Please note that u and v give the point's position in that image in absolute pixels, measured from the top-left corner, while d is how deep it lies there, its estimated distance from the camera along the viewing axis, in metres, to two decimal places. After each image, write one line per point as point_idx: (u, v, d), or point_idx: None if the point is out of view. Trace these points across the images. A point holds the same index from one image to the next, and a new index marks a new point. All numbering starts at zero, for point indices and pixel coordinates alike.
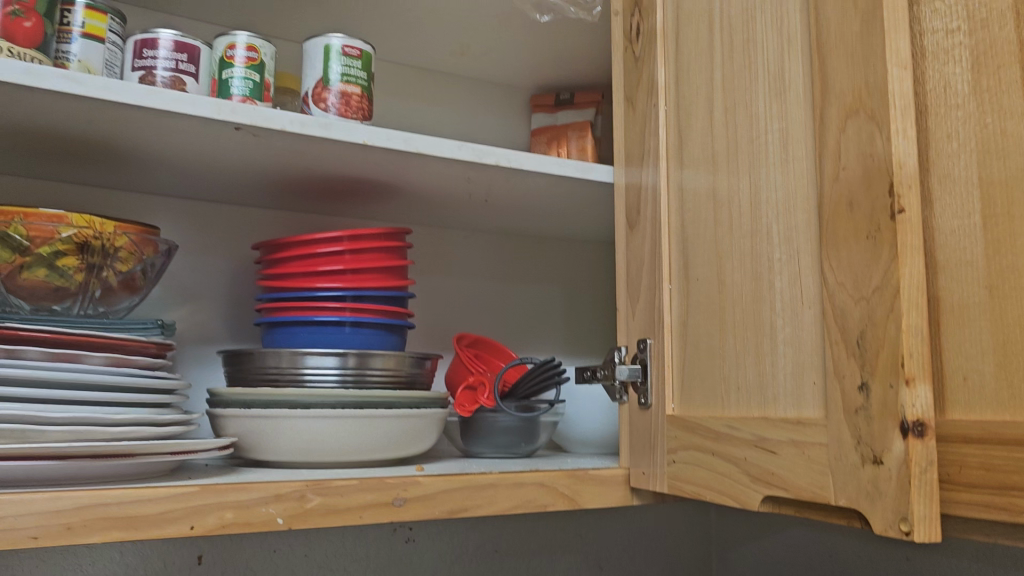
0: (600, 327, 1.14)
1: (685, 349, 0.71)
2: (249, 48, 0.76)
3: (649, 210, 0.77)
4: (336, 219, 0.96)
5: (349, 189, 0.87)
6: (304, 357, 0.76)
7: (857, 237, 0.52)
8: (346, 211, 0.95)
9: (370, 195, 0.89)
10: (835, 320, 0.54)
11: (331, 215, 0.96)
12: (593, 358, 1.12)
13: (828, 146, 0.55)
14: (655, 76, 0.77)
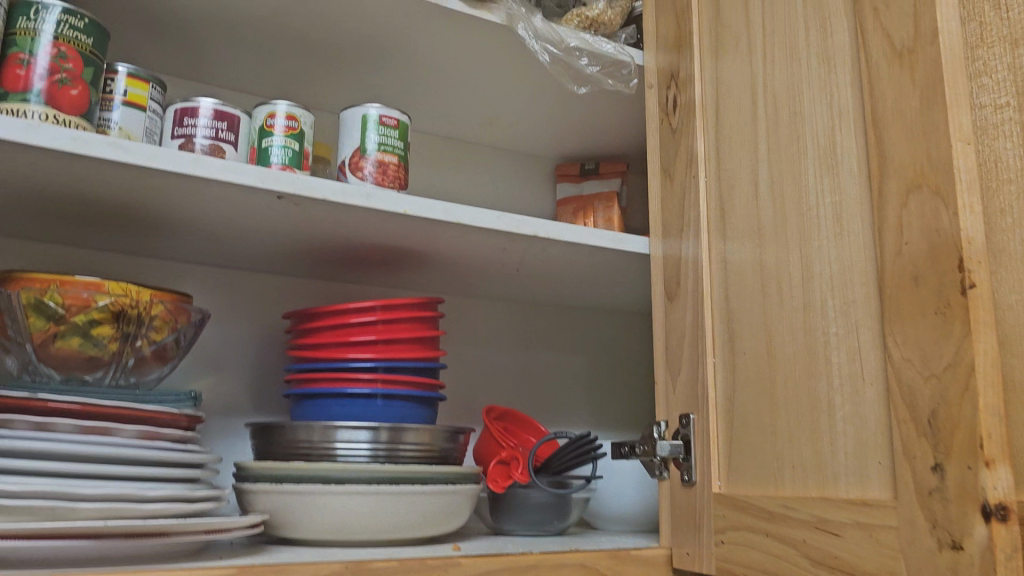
0: (627, 400, 1.11)
1: (733, 425, 0.69)
2: (289, 117, 0.76)
3: (690, 282, 0.76)
4: (364, 288, 0.95)
5: (382, 258, 0.86)
6: (336, 430, 0.74)
7: (924, 313, 0.51)
8: (375, 280, 0.94)
9: (401, 265, 0.88)
10: (901, 398, 0.52)
11: (360, 284, 0.95)
12: (620, 431, 1.10)
13: (888, 221, 0.55)
14: (694, 149, 0.77)
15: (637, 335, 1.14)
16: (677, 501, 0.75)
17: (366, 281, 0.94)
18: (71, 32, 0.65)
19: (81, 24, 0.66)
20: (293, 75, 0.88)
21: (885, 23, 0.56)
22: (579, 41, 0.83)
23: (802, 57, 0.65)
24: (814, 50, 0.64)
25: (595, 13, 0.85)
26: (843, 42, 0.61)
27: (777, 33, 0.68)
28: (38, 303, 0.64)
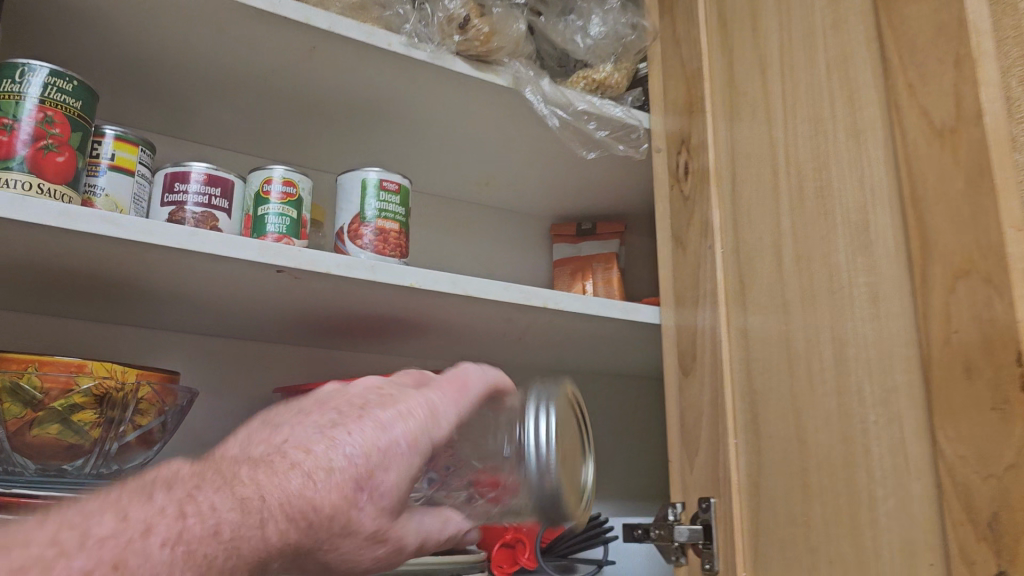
0: (625, 468, 1.08)
1: (759, 512, 0.65)
2: (286, 183, 0.73)
3: (707, 356, 0.72)
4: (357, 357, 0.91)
5: (380, 327, 0.81)
6: None
7: (978, 409, 0.48)
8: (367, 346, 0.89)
9: (398, 333, 0.84)
10: (957, 497, 0.49)
11: (354, 352, 0.91)
12: (621, 501, 1.05)
13: (933, 307, 0.52)
14: (708, 217, 0.74)
15: (638, 401, 1.10)
16: None
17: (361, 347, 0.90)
18: (59, 95, 0.61)
19: (70, 87, 0.62)
20: (287, 136, 0.85)
21: (922, 100, 0.54)
22: (588, 104, 0.80)
23: (828, 130, 0.63)
24: (841, 124, 0.62)
25: (602, 76, 0.82)
26: (874, 117, 0.59)
27: (799, 103, 0.66)
28: (13, 388, 0.59)
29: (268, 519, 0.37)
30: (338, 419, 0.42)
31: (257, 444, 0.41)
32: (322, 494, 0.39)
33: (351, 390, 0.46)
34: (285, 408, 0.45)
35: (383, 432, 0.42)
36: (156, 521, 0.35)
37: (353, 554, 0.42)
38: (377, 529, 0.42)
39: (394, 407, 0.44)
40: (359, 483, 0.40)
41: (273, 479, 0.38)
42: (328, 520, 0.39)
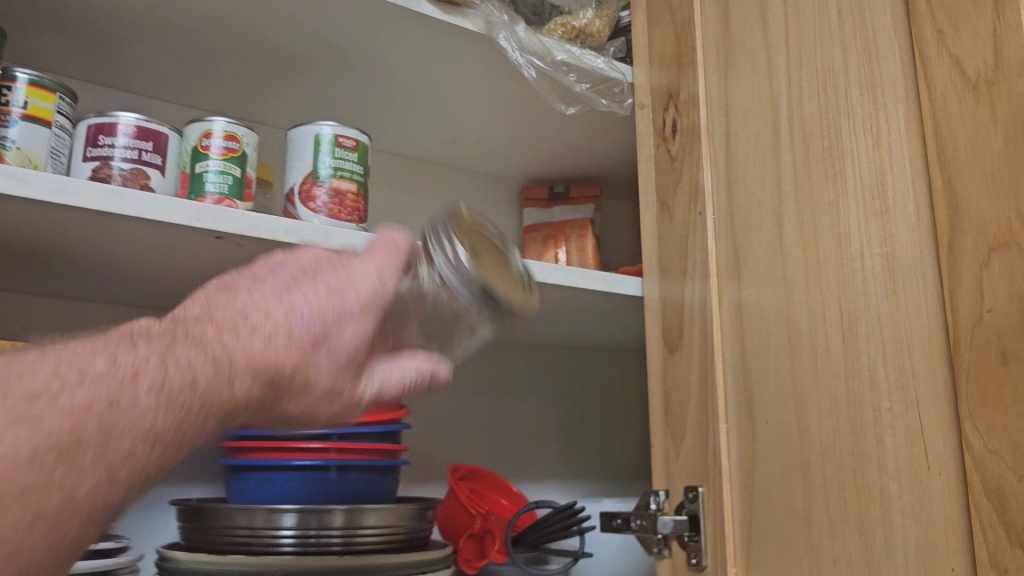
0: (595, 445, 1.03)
1: (753, 502, 0.60)
2: (228, 137, 0.65)
3: (696, 334, 0.67)
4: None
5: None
6: (279, 516, 0.64)
7: (1014, 398, 0.42)
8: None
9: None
10: (988, 494, 0.43)
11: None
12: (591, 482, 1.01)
13: (961, 281, 0.46)
14: (699, 180, 0.68)
15: (605, 378, 1.07)
16: None
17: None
18: None
19: None
20: (233, 86, 0.76)
21: (954, 48, 0.48)
22: (567, 54, 0.73)
23: (839, 83, 0.57)
24: (855, 77, 0.56)
25: (582, 23, 0.75)
26: (894, 68, 0.53)
27: (804, 54, 0.60)
28: None
29: (239, 375, 0.37)
30: (294, 282, 0.40)
31: (218, 306, 0.39)
32: (285, 353, 0.38)
33: (304, 256, 0.42)
34: (250, 273, 0.42)
35: (325, 305, 0.39)
36: (141, 370, 0.34)
37: (308, 408, 0.41)
38: (331, 388, 0.41)
39: (339, 274, 0.40)
40: (316, 341, 0.39)
41: (236, 335, 0.37)
42: (287, 374, 0.38)
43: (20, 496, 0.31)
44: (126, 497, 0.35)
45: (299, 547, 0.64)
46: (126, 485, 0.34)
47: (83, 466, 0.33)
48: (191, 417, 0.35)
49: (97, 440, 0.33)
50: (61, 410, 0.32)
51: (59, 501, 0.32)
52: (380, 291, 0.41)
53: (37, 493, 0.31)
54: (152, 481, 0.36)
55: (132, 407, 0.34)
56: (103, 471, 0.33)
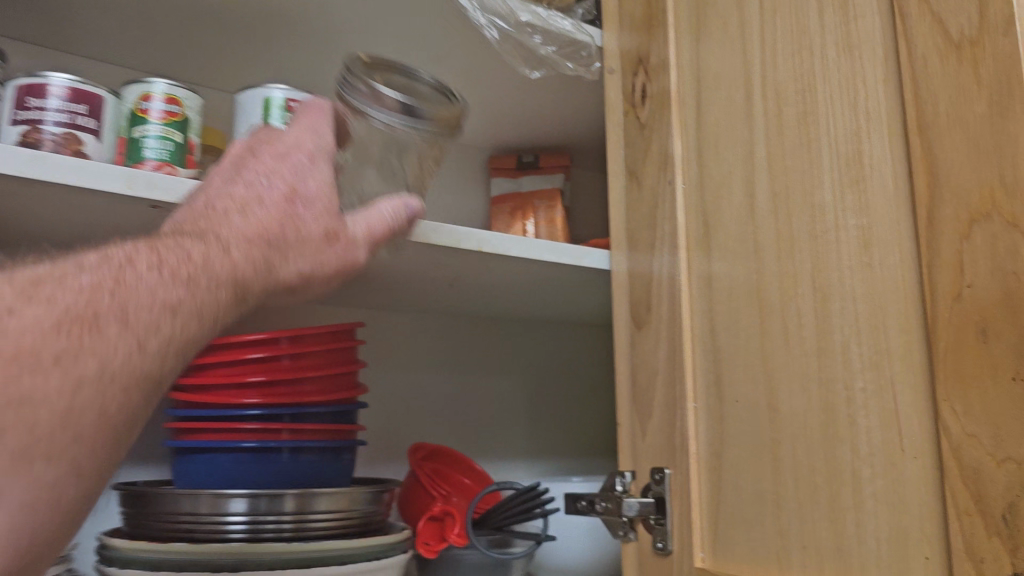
0: (558, 423, 1.05)
1: (720, 486, 0.58)
2: (169, 100, 0.61)
3: (665, 309, 0.65)
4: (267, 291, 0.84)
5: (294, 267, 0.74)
6: (227, 501, 0.62)
7: (994, 380, 0.40)
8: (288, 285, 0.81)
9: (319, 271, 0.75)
10: (963, 480, 0.41)
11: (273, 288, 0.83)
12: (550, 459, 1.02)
13: (940, 254, 0.43)
14: (669, 148, 0.66)
15: (565, 346, 1.08)
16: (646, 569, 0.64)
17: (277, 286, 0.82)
18: None
19: None
20: (180, 47, 0.72)
21: (937, 5, 0.45)
22: (533, 15, 0.69)
23: (815, 43, 0.53)
24: (832, 37, 0.52)
25: None
26: (873, 27, 0.50)
27: (779, 14, 0.57)
28: None
29: (232, 245, 0.47)
30: (247, 167, 0.53)
31: (200, 204, 0.50)
32: (267, 211, 0.50)
33: (241, 150, 0.55)
34: (208, 179, 0.54)
35: (281, 167, 0.53)
36: (135, 256, 0.42)
37: (321, 262, 0.52)
38: (326, 233, 0.53)
39: (275, 148, 0.54)
40: (289, 200, 0.52)
41: (223, 220, 0.48)
42: (279, 231, 0.50)
43: (56, 363, 0.36)
44: (158, 367, 0.41)
45: (250, 535, 0.62)
46: (153, 358, 0.40)
47: (110, 336, 0.38)
48: (196, 284, 0.43)
49: (115, 313, 0.39)
50: (71, 292, 0.38)
51: (94, 369, 0.37)
52: (319, 148, 0.55)
53: (72, 359, 0.36)
54: (176, 366, 0.42)
55: (137, 284, 0.41)
56: (131, 341, 0.39)
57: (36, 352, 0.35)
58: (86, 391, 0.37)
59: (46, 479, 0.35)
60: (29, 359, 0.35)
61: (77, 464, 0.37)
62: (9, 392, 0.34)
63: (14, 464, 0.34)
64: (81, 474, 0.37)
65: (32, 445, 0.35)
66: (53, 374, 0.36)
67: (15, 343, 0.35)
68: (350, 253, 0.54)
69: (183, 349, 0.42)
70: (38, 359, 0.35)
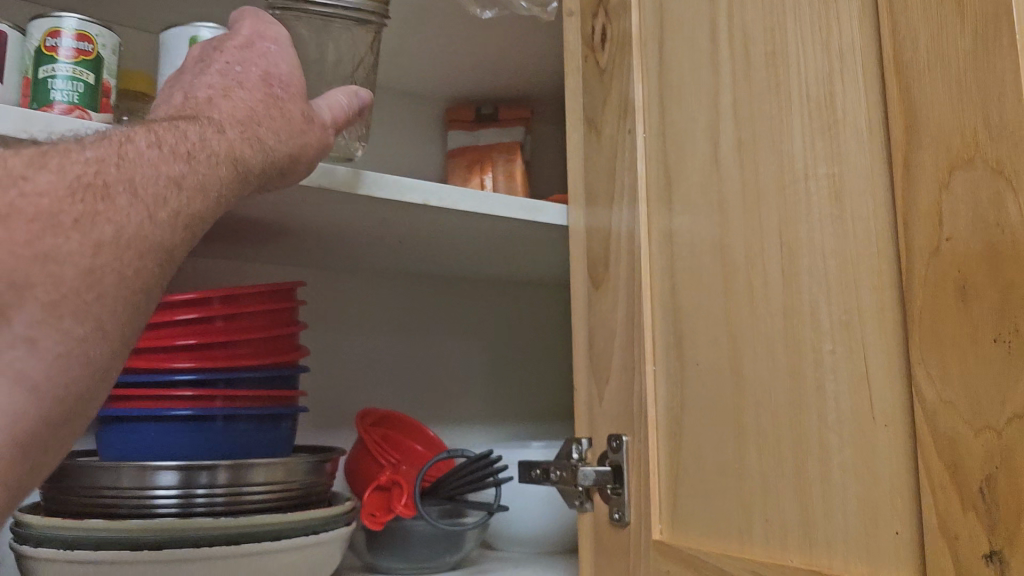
0: (515, 387, 1.03)
1: (680, 453, 0.55)
2: (80, 37, 0.55)
3: (623, 264, 0.62)
4: (207, 247, 0.79)
5: (232, 220, 0.70)
6: (152, 473, 0.57)
7: (974, 340, 0.36)
8: (229, 241, 0.77)
9: (258, 223, 0.71)
10: (935, 450, 0.38)
11: (214, 244, 0.79)
12: (502, 426, 1.01)
13: (919, 204, 0.39)
14: (630, 93, 0.62)
15: (523, 306, 1.05)
16: (603, 539, 0.62)
17: (220, 241, 0.78)
18: None
19: None
20: None
21: None
22: None
23: None
24: None
25: None
26: None
27: None
28: None
29: (224, 125, 0.44)
30: (213, 58, 0.49)
31: (177, 96, 0.47)
32: (248, 92, 0.47)
33: (196, 51, 0.51)
34: (175, 79, 0.50)
35: (248, 55, 0.49)
36: (128, 136, 0.40)
37: (306, 141, 0.49)
38: (303, 112, 0.49)
39: (235, 40, 0.51)
40: (266, 83, 0.48)
41: (203, 101, 0.45)
42: (265, 110, 0.47)
43: (75, 224, 0.35)
44: (174, 240, 0.39)
45: (180, 510, 0.57)
46: (168, 227, 0.38)
47: (119, 202, 0.37)
48: (194, 160, 0.41)
49: (123, 183, 0.37)
50: (69, 168, 0.36)
51: (111, 233, 0.36)
52: (280, 39, 0.52)
53: (89, 223, 0.35)
54: (189, 240, 0.40)
55: (138, 158, 0.39)
56: (142, 210, 0.37)
57: (51, 214, 0.35)
58: (107, 253, 0.36)
59: (76, 334, 0.35)
60: (49, 218, 0.34)
61: (104, 327, 0.36)
62: (29, 249, 0.34)
63: (45, 318, 0.34)
64: (107, 339, 0.36)
65: (61, 300, 0.34)
66: (74, 235, 0.35)
67: (31, 205, 0.34)
68: (320, 133, 0.51)
69: (194, 224, 0.40)
70: (56, 220, 0.35)
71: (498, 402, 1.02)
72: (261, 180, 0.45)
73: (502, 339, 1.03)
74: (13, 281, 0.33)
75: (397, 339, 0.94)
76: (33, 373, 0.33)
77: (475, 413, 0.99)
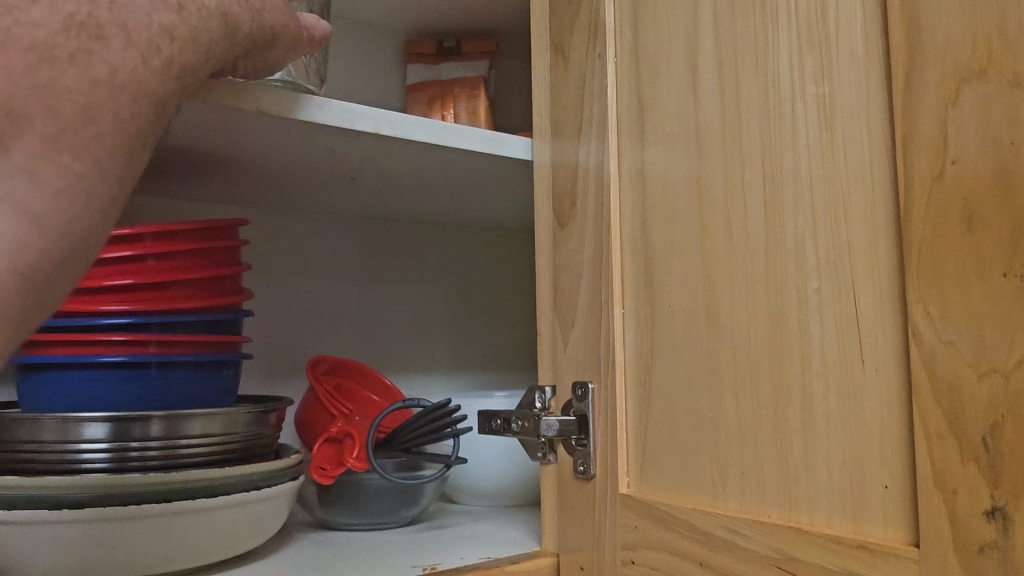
0: (477, 336, 0.99)
1: (649, 403, 0.52)
2: None
3: (591, 201, 0.57)
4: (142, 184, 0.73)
5: (165, 151, 0.64)
6: (79, 425, 0.52)
7: (980, 275, 0.32)
8: (165, 177, 0.71)
9: (193, 155, 0.65)
10: (931, 398, 0.34)
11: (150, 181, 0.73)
12: (464, 377, 0.97)
13: (920, 124, 0.35)
14: (601, 14, 0.57)
15: (486, 252, 1.01)
16: (567, 492, 0.59)
17: (157, 177, 0.72)
18: None
19: None
20: None
21: None
22: None
23: None
24: None
25: None
26: None
27: None
28: None
29: None
30: None
31: None
32: None
33: None
34: None
35: None
36: None
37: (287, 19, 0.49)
38: None
39: None
40: None
41: None
42: None
43: (71, 59, 0.32)
44: (166, 89, 0.37)
45: (110, 465, 0.53)
46: (161, 75, 0.36)
47: (117, 44, 0.34)
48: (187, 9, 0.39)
49: (118, 24, 0.34)
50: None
51: (106, 75, 0.33)
52: None
53: (84, 61, 0.33)
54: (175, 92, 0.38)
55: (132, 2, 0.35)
56: (137, 54, 0.35)
57: (48, 47, 0.32)
58: (103, 93, 0.33)
59: (76, 171, 0.32)
60: (45, 51, 0.32)
61: (102, 167, 0.33)
62: (25, 80, 0.31)
63: (44, 151, 0.31)
64: (105, 181, 0.34)
65: (60, 133, 0.32)
66: (69, 70, 0.32)
67: (27, 35, 0.32)
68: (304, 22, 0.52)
69: (184, 75, 0.38)
70: (51, 55, 0.32)
71: (460, 352, 0.98)
72: (247, 41, 0.45)
73: (464, 286, 0.98)
74: (9, 110, 0.31)
75: (353, 285, 0.89)
76: (35, 203, 0.31)
77: (436, 362, 0.95)
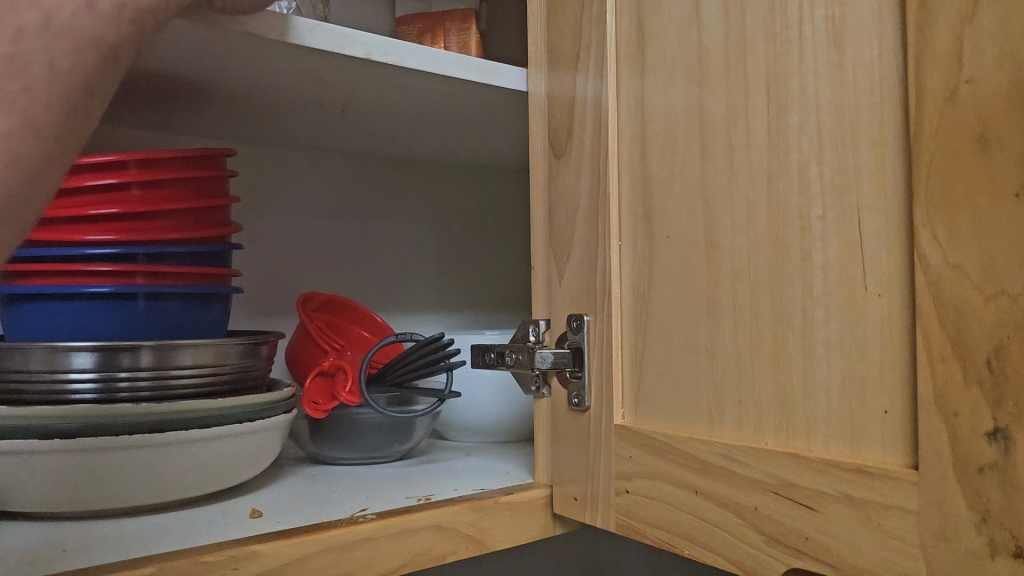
0: (466, 276, 0.98)
1: (646, 335, 0.51)
2: None
3: (588, 132, 0.56)
4: (126, 113, 0.71)
5: (149, 78, 0.62)
6: (66, 355, 0.52)
7: (990, 196, 0.32)
8: (146, 106, 0.69)
9: (175, 82, 0.63)
10: (935, 322, 0.34)
11: (130, 111, 0.71)
12: (453, 316, 0.97)
13: (935, 43, 0.34)
14: None
15: (476, 190, 0.99)
16: (561, 425, 0.59)
17: (140, 107, 0.70)
18: None
19: None
20: None
21: None
22: None
23: None
24: None
25: None
26: None
27: None
28: None
29: None
30: None
31: None
32: None
33: None
34: None
35: None
36: None
37: None
38: None
39: None
40: None
41: None
42: None
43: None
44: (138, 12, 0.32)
45: (99, 395, 0.52)
46: None
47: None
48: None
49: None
50: None
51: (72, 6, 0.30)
52: None
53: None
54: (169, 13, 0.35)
55: None
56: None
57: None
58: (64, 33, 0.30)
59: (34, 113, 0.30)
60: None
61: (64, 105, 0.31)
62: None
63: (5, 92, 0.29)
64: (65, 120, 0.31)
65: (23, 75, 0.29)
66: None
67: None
68: None
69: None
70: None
71: (449, 291, 0.97)
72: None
73: (454, 224, 0.97)
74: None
75: (340, 222, 0.88)
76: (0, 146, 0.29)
77: (426, 302, 0.95)
